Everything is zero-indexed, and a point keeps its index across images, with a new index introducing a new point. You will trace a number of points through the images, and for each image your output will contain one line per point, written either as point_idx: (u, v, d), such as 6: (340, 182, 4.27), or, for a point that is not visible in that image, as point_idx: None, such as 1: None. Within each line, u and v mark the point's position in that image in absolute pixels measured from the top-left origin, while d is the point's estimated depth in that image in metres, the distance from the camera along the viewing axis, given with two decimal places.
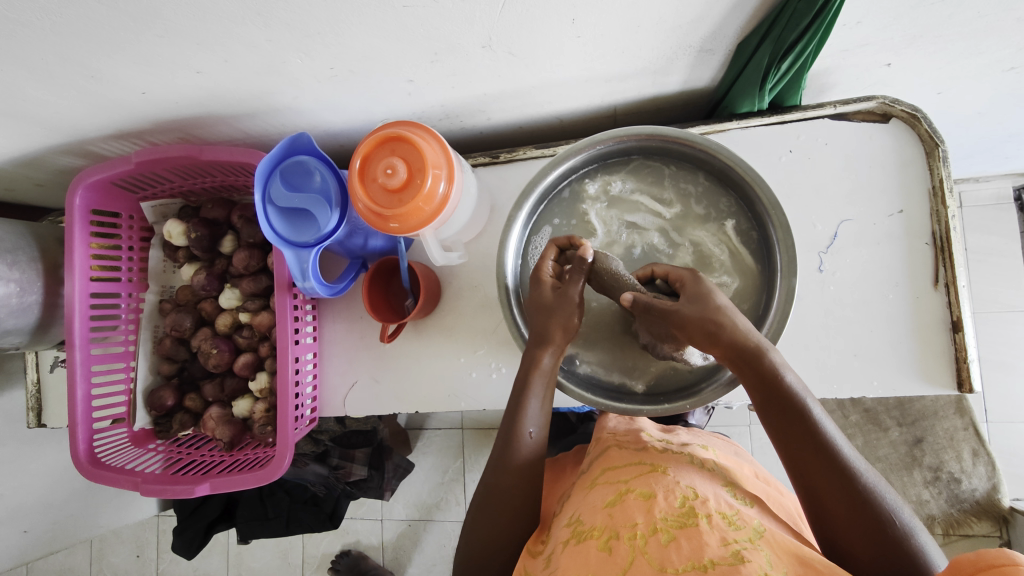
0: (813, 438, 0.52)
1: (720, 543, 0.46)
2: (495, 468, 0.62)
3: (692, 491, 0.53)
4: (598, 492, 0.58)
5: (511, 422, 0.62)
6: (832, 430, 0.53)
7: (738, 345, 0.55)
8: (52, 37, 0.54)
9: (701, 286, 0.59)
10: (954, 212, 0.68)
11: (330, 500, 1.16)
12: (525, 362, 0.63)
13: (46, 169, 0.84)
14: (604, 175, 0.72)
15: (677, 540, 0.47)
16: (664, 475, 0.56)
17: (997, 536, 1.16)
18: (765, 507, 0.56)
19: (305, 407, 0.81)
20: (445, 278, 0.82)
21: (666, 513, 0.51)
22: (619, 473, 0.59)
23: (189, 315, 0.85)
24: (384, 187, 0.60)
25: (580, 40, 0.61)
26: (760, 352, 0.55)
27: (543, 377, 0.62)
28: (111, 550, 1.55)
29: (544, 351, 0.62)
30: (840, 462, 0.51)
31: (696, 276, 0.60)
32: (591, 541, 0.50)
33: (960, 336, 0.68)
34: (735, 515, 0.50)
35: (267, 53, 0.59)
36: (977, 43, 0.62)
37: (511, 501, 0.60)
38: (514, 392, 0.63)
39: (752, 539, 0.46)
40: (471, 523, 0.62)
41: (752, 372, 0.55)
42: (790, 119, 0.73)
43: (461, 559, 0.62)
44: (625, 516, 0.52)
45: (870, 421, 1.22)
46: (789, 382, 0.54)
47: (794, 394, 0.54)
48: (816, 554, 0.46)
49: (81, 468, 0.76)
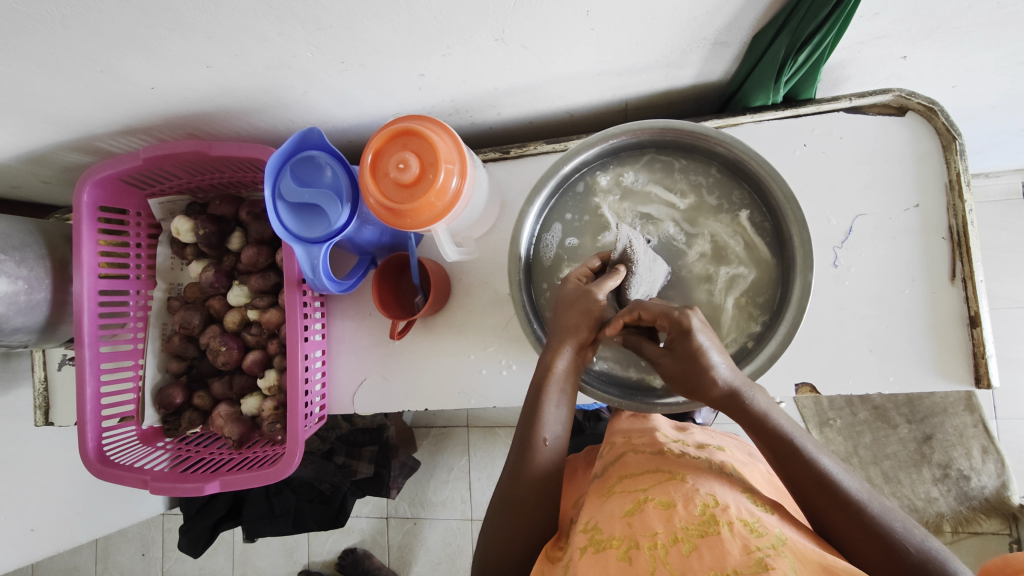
0: (807, 472, 0.52)
1: (742, 552, 0.45)
2: (513, 472, 0.61)
3: (712, 499, 0.53)
4: (614, 500, 0.57)
5: (530, 430, 0.61)
6: (827, 461, 0.53)
7: (720, 394, 0.55)
8: (61, 30, 0.53)
9: (691, 343, 0.54)
10: (971, 206, 0.68)
11: (337, 497, 1.15)
12: (539, 367, 0.62)
13: (52, 166, 0.83)
14: (616, 168, 0.72)
15: (699, 550, 0.46)
16: (683, 483, 0.56)
17: (1007, 534, 1.15)
18: (785, 515, 0.55)
19: (314, 405, 0.80)
20: (455, 273, 0.81)
21: (686, 522, 0.50)
22: (637, 482, 0.59)
23: (197, 312, 0.85)
24: (396, 182, 0.60)
25: (594, 32, 0.60)
26: (743, 399, 0.55)
27: (557, 382, 0.61)
28: (117, 549, 1.55)
29: (556, 355, 0.61)
30: (841, 492, 0.51)
31: (684, 327, 0.54)
32: (611, 551, 0.50)
33: (977, 331, 0.68)
34: (757, 522, 0.50)
35: (278, 46, 0.59)
36: (996, 34, 0.61)
37: (524, 508, 0.60)
38: (527, 399, 0.62)
39: (774, 546, 0.46)
40: (489, 522, 0.62)
41: (739, 417, 0.56)
42: (804, 112, 0.72)
43: (478, 560, 0.62)
44: (644, 526, 0.51)
45: (879, 418, 1.21)
46: (780, 423, 0.55)
47: (783, 434, 0.54)
48: (840, 561, 0.46)
49: (90, 467, 0.76)
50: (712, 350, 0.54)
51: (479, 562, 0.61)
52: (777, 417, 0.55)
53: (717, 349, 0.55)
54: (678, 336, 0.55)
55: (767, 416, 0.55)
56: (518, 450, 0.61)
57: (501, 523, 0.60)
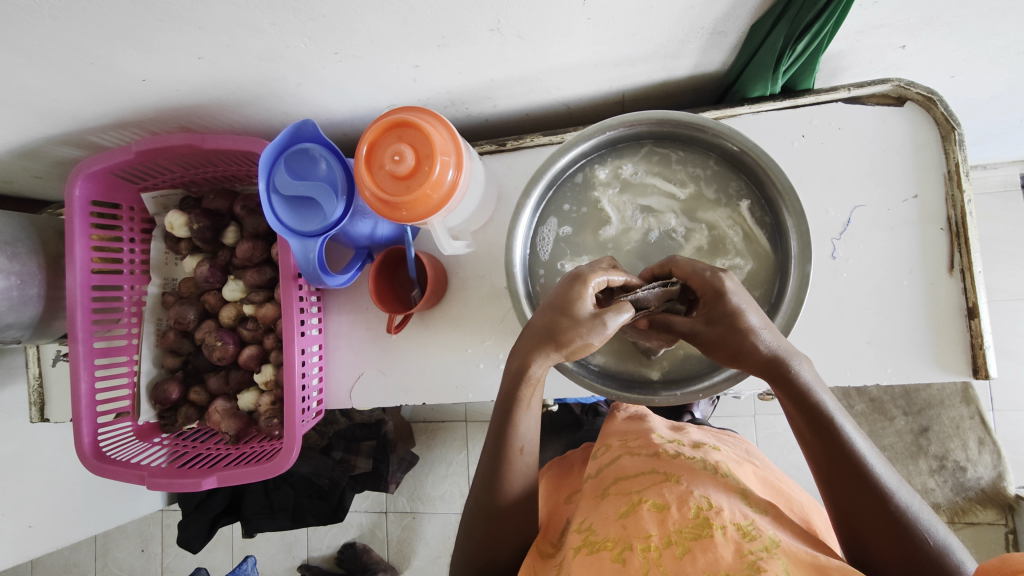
0: (842, 453, 0.51)
1: (734, 556, 0.45)
2: (485, 481, 0.58)
3: (707, 501, 0.52)
4: (609, 502, 0.57)
5: (503, 438, 0.57)
6: (861, 444, 0.52)
7: (764, 359, 0.53)
8: (50, 21, 0.52)
9: (725, 305, 0.54)
10: (969, 196, 0.68)
11: (335, 493, 1.14)
12: (513, 371, 0.56)
13: (43, 160, 0.82)
14: (614, 159, 0.71)
15: (692, 553, 0.46)
16: (677, 485, 0.56)
17: (1003, 524, 1.17)
18: (780, 516, 0.55)
19: (312, 401, 0.79)
20: (452, 268, 0.81)
21: (680, 525, 0.50)
22: (631, 483, 0.58)
23: (192, 307, 0.84)
24: (391, 174, 0.59)
25: (591, 22, 0.60)
26: (788, 369, 0.53)
27: (533, 387, 0.56)
28: (116, 546, 1.55)
29: (534, 362, 0.54)
30: (870, 478, 0.50)
31: (720, 290, 0.54)
32: (604, 553, 0.49)
33: (975, 322, 0.68)
34: (749, 526, 0.49)
35: (271, 37, 0.58)
36: (995, 23, 0.60)
37: (512, 511, 0.58)
38: (500, 403, 0.57)
39: (768, 548, 0.46)
40: (467, 521, 0.60)
41: (786, 389, 0.53)
42: (803, 102, 0.72)
43: (465, 558, 0.61)
44: (638, 528, 0.51)
45: (876, 410, 1.20)
46: (822, 401, 0.53)
47: (825, 413, 0.52)
48: (833, 561, 0.46)
49: (86, 463, 0.75)
50: (751, 311, 0.54)
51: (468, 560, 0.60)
52: (821, 395, 0.53)
53: (755, 310, 0.55)
54: (712, 299, 0.55)
55: (810, 390, 0.53)
56: (492, 457, 0.58)
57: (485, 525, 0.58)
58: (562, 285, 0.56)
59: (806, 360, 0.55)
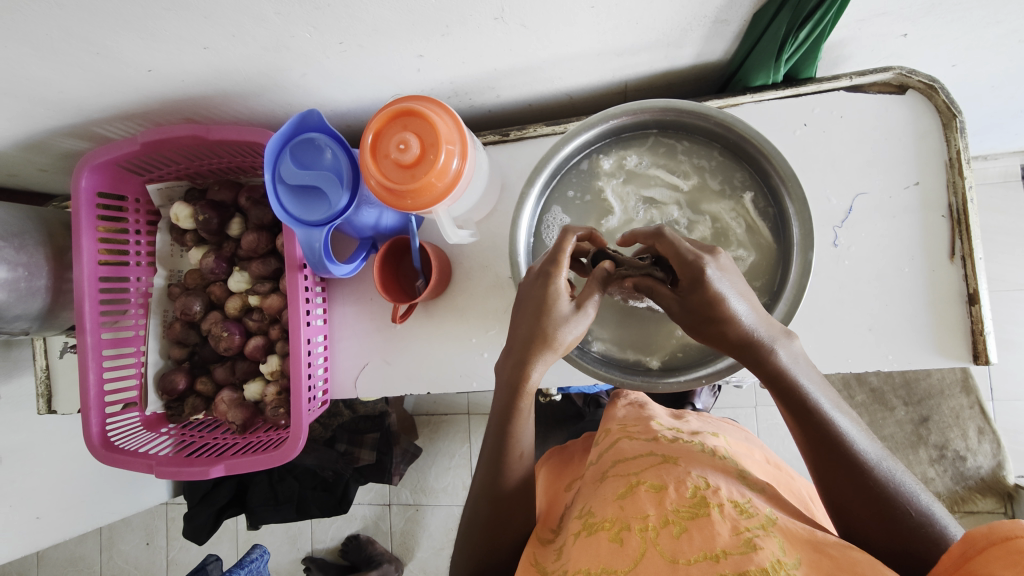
0: (821, 432, 0.50)
1: (731, 533, 0.45)
2: (485, 487, 0.57)
3: (704, 481, 0.53)
4: (608, 484, 0.58)
5: (504, 445, 0.56)
6: (842, 421, 0.51)
7: (739, 341, 0.52)
8: (57, 10, 0.53)
9: (705, 291, 0.50)
10: (971, 182, 0.68)
11: (340, 485, 1.16)
12: (510, 379, 0.55)
13: (49, 153, 0.83)
14: (618, 150, 0.72)
15: (689, 532, 0.47)
16: (676, 467, 0.56)
17: (1002, 512, 1.15)
18: (777, 496, 0.55)
19: (317, 389, 0.80)
20: (455, 258, 0.81)
21: (677, 505, 0.50)
22: (630, 465, 0.59)
23: (198, 298, 0.85)
24: (397, 163, 0.60)
25: (594, 10, 0.60)
26: (765, 349, 0.51)
27: (529, 394, 0.55)
28: (121, 539, 1.57)
29: (530, 366, 0.54)
30: (852, 456, 0.49)
31: (699, 277, 0.50)
32: (602, 533, 0.50)
33: (976, 309, 0.68)
34: (746, 504, 0.50)
35: (276, 27, 0.58)
36: (995, 11, 0.61)
37: (518, 509, 0.57)
38: (497, 412, 0.56)
39: (764, 526, 0.46)
40: (467, 525, 0.60)
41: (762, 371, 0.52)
42: (804, 91, 0.72)
43: (463, 560, 0.59)
44: (636, 508, 0.52)
45: (877, 401, 1.21)
46: (801, 382, 0.51)
47: (802, 391, 0.51)
48: (829, 537, 0.46)
49: (94, 452, 0.76)
50: (732, 297, 0.50)
51: (467, 563, 0.59)
52: (800, 373, 0.52)
53: (737, 295, 0.51)
54: (692, 284, 0.51)
55: (785, 369, 0.51)
56: (491, 463, 0.57)
57: (486, 521, 0.57)
58: (537, 269, 0.57)
59: (793, 335, 0.53)
